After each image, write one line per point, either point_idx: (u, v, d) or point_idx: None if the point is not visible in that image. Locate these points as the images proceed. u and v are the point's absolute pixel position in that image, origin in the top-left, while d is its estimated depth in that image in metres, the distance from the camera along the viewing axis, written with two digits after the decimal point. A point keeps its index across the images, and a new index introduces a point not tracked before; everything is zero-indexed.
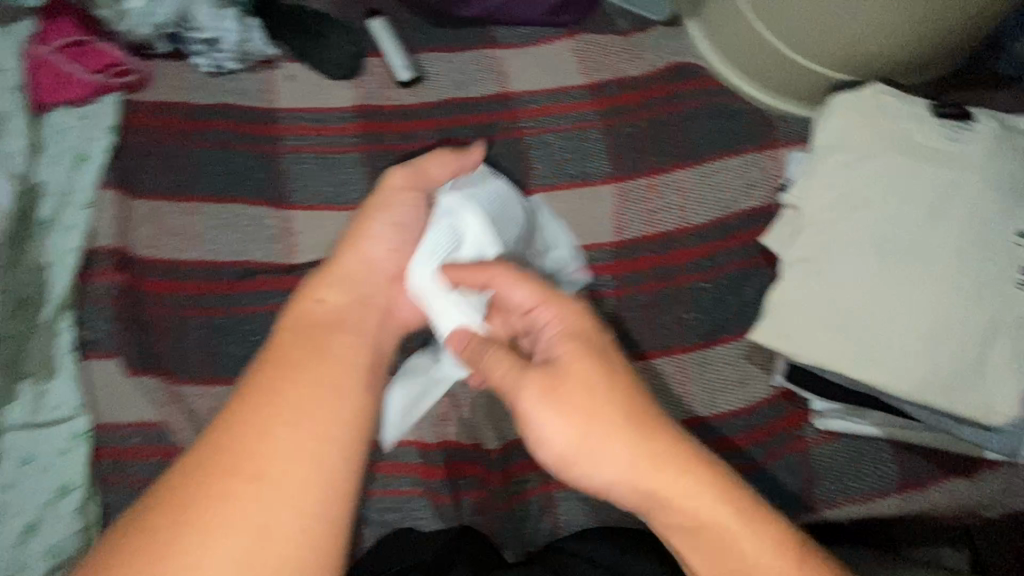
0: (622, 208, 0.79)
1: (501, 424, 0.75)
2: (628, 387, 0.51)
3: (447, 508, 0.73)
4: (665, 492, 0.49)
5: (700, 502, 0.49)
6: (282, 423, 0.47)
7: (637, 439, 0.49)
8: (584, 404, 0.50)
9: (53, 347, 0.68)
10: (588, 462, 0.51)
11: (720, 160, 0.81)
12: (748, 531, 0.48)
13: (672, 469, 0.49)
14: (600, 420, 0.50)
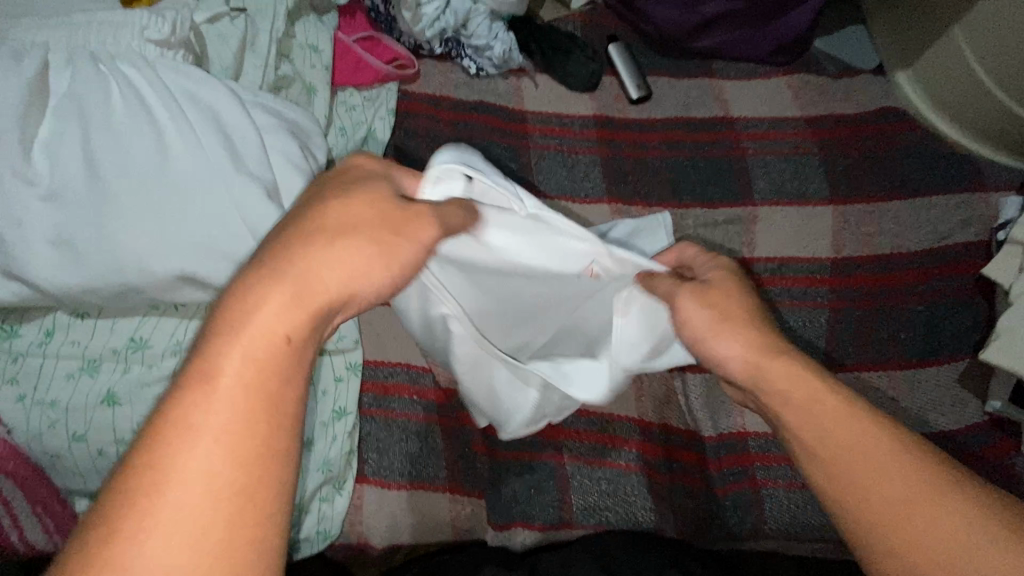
0: (839, 228, 0.85)
1: (716, 414, 0.80)
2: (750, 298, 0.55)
3: (661, 487, 0.77)
4: (831, 451, 0.46)
5: (872, 473, 0.44)
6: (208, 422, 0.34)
7: (751, 333, 0.52)
8: (768, 346, 0.51)
9: None
10: (715, 343, 0.53)
11: (934, 195, 0.86)
12: (865, 415, 0.46)
13: (840, 430, 0.46)
14: (728, 319, 0.53)
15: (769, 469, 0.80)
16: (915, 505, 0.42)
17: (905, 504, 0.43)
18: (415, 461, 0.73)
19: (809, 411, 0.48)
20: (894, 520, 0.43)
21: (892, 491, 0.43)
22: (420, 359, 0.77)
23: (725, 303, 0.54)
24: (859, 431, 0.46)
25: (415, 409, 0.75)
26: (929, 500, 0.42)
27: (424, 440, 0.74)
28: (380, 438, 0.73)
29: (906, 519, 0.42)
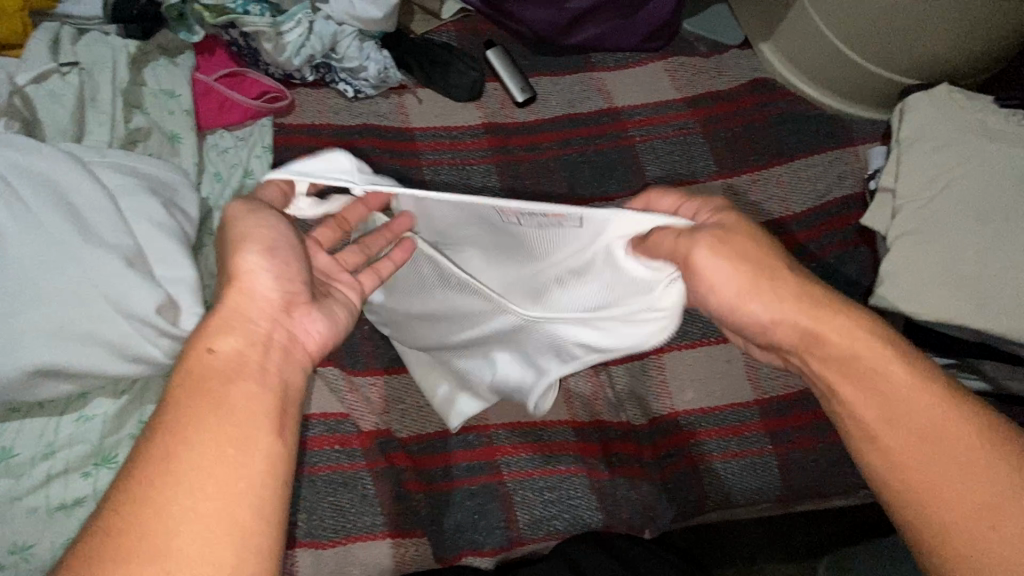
0: (731, 200, 0.89)
1: (645, 402, 0.81)
2: (787, 256, 0.52)
3: (605, 485, 0.77)
4: (901, 420, 0.47)
5: (934, 442, 0.46)
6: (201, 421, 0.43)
7: (801, 294, 0.50)
8: (820, 308, 0.49)
9: None
10: (755, 304, 0.51)
11: (811, 156, 0.91)
12: (909, 375, 0.48)
13: (901, 404, 0.47)
14: (767, 276, 0.50)
15: (706, 444, 0.80)
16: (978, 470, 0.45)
17: (970, 477, 0.45)
18: (347, 513, 0.70)
19: (867, 378, 0.49)
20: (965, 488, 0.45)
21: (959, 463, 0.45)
22: (337, 404, 0.73)
23: (767, 259, 0.51)
24: (932, 400, 0.47)
25: (339, 459, 0.71)
26: (988, 471, 0.45)
27: (353, 489, 0.70)
28: (304, 496, 0.70)
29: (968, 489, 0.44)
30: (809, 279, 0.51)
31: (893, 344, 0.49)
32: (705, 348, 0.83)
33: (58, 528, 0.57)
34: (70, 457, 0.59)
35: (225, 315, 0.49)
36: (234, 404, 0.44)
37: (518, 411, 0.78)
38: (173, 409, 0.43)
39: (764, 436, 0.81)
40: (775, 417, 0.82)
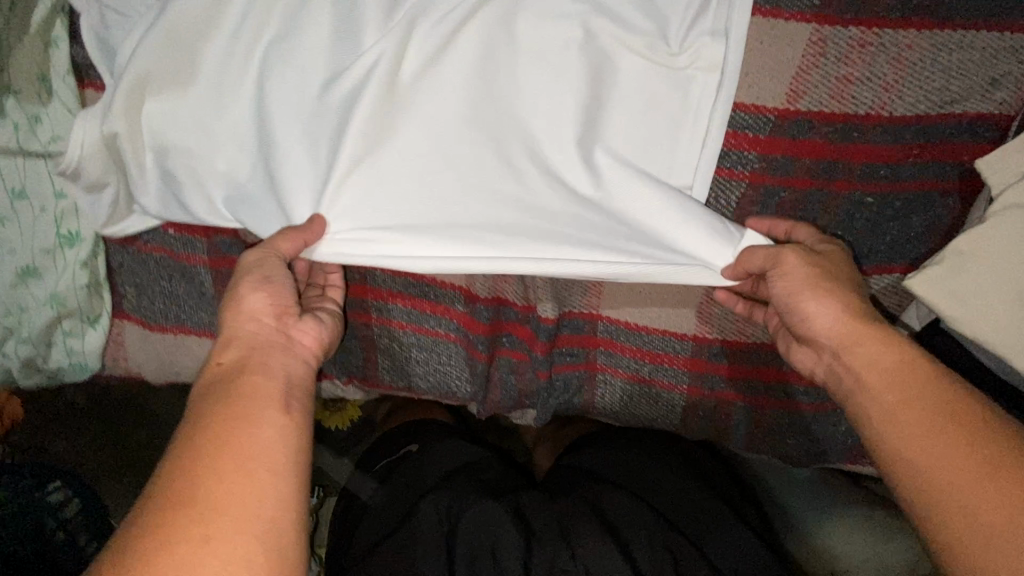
0: (810, 66, 0.57)
1: (563, 294, 0.66)
2: (916, 382, 0.46)
3: (479, 367, 0.68)
4: (851, 379, 0.50)
5: (900, 411, 0.46)
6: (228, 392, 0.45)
7: (907, 384, 0.46)
8: (222, 445, 0.41)
9: (45, 61, 0.53)
10: (883, 381, 0.48)
11: (973, 32, 0.56)
12: (928, 419, 0.44)
13: (906, 375, 0.47)
14: (914, 390, 0.46)
15: (616, 357, 0.69)
16: (917, 417, 0.45)
17: (957, 437, 0.43)
18: (181, 303, 0.61)
19: (897, 447, 0.45)
20: (883, 403, 0.47)
21: (958, 469, 0.42)
22: (158, 199, 0.56)
23: (238, 432, 0.42)
24: (922, 395, 0.46)
25: (175, 246, 0.59)
26: (965, 432, 0.43)
27: (191, 282, 0.60)
28: (133, 273, 0.60)
29: (957, 472, 0.42)
30: (913, 380, 0.46)
31: (888, 337, 0.49)
32: None
33: None
34: None
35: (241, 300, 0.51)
36: (241, 466, 0.40)
37: None
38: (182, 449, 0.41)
39: (684, 374, 0.68)
40: (708, 360, 0.67)
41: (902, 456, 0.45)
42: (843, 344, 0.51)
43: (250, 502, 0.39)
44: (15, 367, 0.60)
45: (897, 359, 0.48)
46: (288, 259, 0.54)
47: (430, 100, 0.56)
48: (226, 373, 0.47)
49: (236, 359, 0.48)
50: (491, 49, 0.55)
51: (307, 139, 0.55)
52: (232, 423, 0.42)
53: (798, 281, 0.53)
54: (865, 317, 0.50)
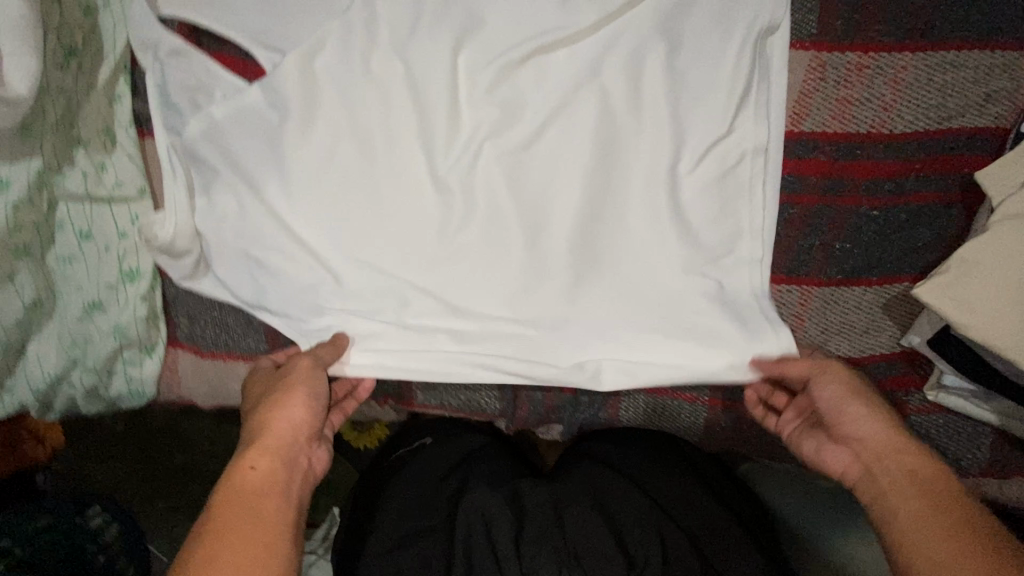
0: (810, 90, 0.61)
1: None
2: (934, 487, 0.50)
3: (507, 384, 0.71)
4: (879, 480, 0.53)
5: (911, 505, 0.50)
6: (244, 514, 0.47)
7: (925, 487, 0.50)
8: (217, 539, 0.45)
9: (110, 113, 0.58)
10: (900, 482, 0.52)
11: (966, 52, 0.59)
12: (942, 519, 0.48)
13: (933, 488, 0.50)
14: (929, 495, 0.50)
15: None
16: (932, 522, 0.48)
17: (955, 527, 0.47)
18: (230, 331, 0.65)
19: (911, 540, 0.48)
20: (895, 495, 0.51)
21: (949, 538, 0.46)
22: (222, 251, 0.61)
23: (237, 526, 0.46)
24: (941, 499, 0.49)
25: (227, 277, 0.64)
26: (977, 541, 0.46)
27: (240, 311, 0.65)
28: (186, 304, 0.64)
29: (950, 553, 0.46)
30: (930, 487, 0.50)
31: (919, 452, 0.53)
32: None
33: None
34: None
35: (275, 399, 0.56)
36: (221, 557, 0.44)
37: None
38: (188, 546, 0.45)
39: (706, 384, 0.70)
40: None
41: (906, 528, 0.49)
42: (867, 469, 0.55)
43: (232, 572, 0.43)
44: (79, 394, 0.65)
45: (936, 476, 0.51)
46: (317, 384, 0.57)
47: (462, 138, 0.62)
48: (254, 487, 0.49)
49: (261, 466, 0.51)
50: (518, 94, 0.61)
51: (350, 181, 0.61)
52: (233, 542, 0.45)
53: (847, 402, 0.57)
54: (908, 446, 0.54)
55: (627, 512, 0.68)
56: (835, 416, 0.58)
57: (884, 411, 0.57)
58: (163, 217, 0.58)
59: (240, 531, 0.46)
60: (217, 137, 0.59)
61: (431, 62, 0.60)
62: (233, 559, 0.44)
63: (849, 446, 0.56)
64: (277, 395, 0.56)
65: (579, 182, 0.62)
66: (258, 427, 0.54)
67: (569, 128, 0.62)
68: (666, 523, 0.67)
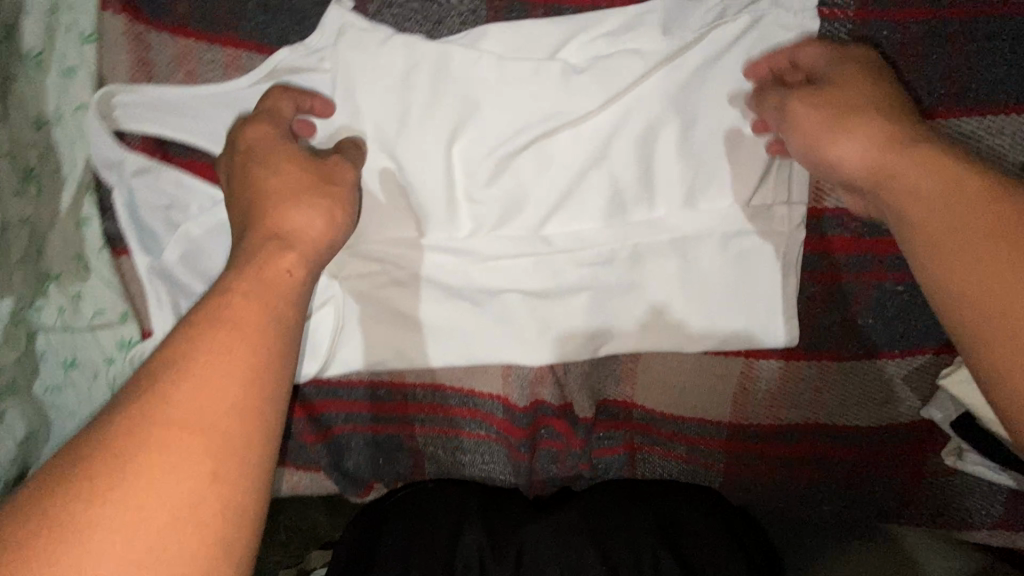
0: None
1: (596, 388, 0.68)
2: (965, 194, 0.44)
3: (523, 464, 0.70)
4: (920, 223, 0.46)
5: (944, 214, 0.44)
6: (236, 340, 0.36)
7: (972, 201, 0.43)
8: (190, 391, 0.34)
9: (80, 238, 0.54)
10: (945, 230, 0.44)
11: (1004, 117, 0.55)
12: (999, 236, 0.41)
13: (953, 189, 0.45)
14: (975, 215, 0.43)
15: (654, 439, 0.72)
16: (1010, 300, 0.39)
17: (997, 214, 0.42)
18: None
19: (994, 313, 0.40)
20: (934, 228, 0.45)
21: (993, 272, 0.41)
22: None
23: (221, 372, 0.35)
24: (1003, 204, 0.42)
25: None
26: (1004, 238, 0.41)
27: None
28: None
29: (992, 287, 0.40)
30: (977, 191, 0.43)
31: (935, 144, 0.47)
32: (694, 363, 0.64)
33: None
34: None
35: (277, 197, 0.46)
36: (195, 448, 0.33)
37: (444, 374, 0.64)
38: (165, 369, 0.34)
39: (720, 453, 0.71)
40: (744, 440, 0.70)
41: (950, 282, 0.43)
42: (878, 175, 0.49)
43: (206, 460, 0.32)
44: None
45: (956, 198, 0.44)
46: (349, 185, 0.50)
47: (463, 231, 0.57)
48: (273, 288, 0.41)
49: (298, 274, 0.43)
50: (520, 182, 0.57)
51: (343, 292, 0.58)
52: (201, 381, 0.34)
53: (851, 72, 0.50)
54: (904, 135, 0.48)
55: (620, 544, 0.61)
56: (822, 163, 0.52)
57: (895, 94, 0.50)
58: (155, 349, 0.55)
59: (248, 321, 0.38)
60: (199, 256, 0.54)
61: (424, 158, 0.56)
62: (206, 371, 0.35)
63: (863, 155, 0.49)
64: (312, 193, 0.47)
65: (588, 272, 0.58)
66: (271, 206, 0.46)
67: (577, 213, 0.57)
68: (660, 547, 0.60)
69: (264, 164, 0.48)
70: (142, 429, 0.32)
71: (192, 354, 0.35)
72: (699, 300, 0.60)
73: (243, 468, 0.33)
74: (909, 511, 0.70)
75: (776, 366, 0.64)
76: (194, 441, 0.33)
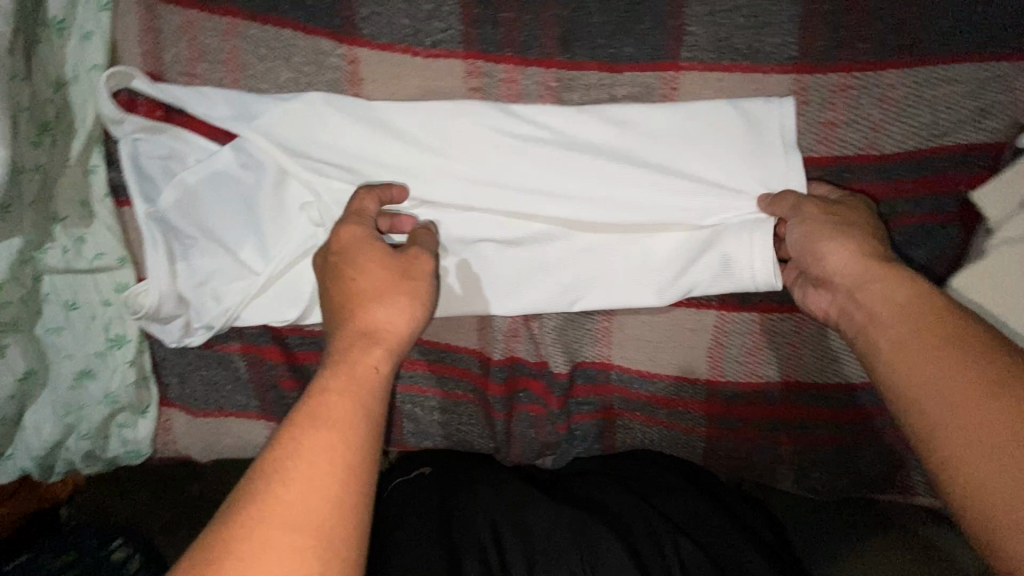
0: (796, 113, 0.59)
1: (573, 347, 0.68)
2: (931, 323, 0.46)
3: (499, 423, 0.70)
4: (859, 312, 0.51)
5: (951, 402, 0.42)
6: (346, 407, 0.44)
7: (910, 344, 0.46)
8: (285, 439, 0.42)
9: (86, 186, 0.59)
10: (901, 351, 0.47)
11: (958, 65, 0.56)
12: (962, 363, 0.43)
13: (941, 373, 0.43)
14: (916, 345, 0.46)
15: (632, 402, 0.70)
16: (948, 389, 0.43)
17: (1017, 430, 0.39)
18: (219, 389, 0.66)
19: (915, 412, 0.44)
20: (923, 376, 0.44)
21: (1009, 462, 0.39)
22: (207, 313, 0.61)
23: (327, 438, 0.42)
24: (953, 350, 0.44)
25: (212, 337, 0.64)
26: (937, 348, 0.45)
27: (227, 369, 0.65)
28: (176, 365, 0.65)
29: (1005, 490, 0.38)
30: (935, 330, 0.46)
31: (969, 338, 0.44)
32: (670, 317, 0.65)
33: None
34: None
35: (359, 280, 0.52)
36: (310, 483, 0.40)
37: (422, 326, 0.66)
38: (283, 433, 0.42)
39: (701, 417, 0.69)
40: (723, 401, 0.68)
41: (959, 466, 0.40)
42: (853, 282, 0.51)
43: (322, 485, 0.40)
44: (78, 458, 0.66)
45: (922, 336, 0.46)
46: (426, 277, 0.54)
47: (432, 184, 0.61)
48: (360, 377, 0.46)
49: (382, 368, 0.48)
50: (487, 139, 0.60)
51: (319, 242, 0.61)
52: (304, 474, 0.40)
53: (834, 233, 0.53)
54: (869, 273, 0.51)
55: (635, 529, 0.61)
56: (811, 259, 0.55)
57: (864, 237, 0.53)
58: (145, 288, 0.59)
59: (341, 418, 0.43)
60: (193, 204, 0.59)
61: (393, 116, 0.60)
62: (320, 460, 0.41)
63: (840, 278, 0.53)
64: (393, 282, 0.52)
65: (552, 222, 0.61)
66: (358, 292, 0.51)
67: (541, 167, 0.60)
68: (679, 533, 0.60)
69: (351, 258, 0.53)
70: (270, 489, 0.40)
71: (317, 406, 0.43)
72: (668, 252, 0.62)
73: (347, 499, 0.41)
74: (898, 478, 0.68)
75: (748, 319, 0.65)
76: (322, 469, 0.41)
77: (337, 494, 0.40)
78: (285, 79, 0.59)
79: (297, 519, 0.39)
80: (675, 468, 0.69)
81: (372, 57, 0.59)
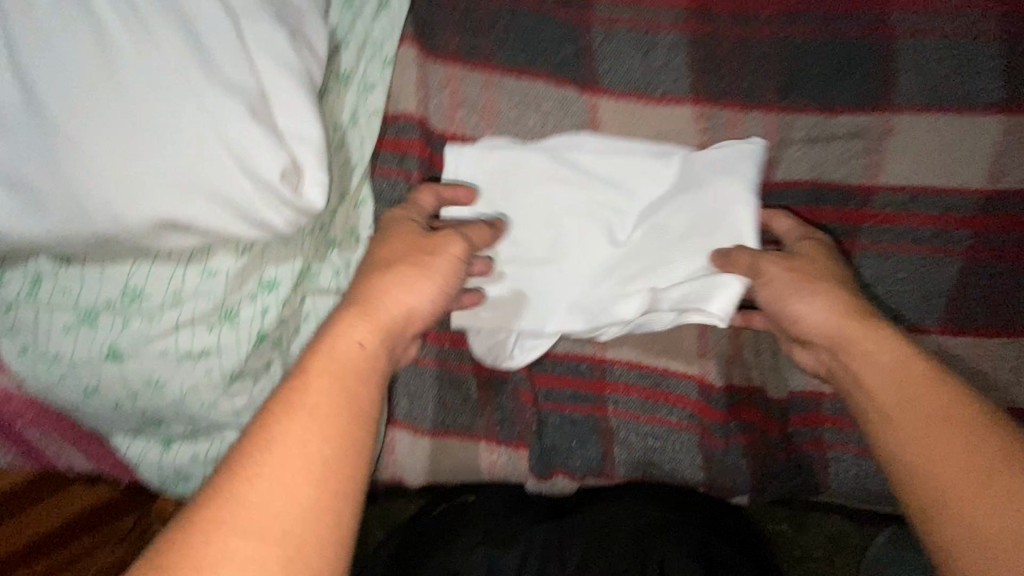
0: (1005, 149, 0.64)
1: (787, 373, 0.69)
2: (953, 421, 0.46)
3: (713, 451, 0.69)
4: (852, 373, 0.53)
5: (944, 476, 0.44)
6: (325, 388, 0.45)
7: (954, 455, 0.44)
8: (276, 434, 0.42)
9: (355, 219, 0.66)
10: (924, 455, 0.46)
11: None
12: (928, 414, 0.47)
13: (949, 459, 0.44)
14: (932, 440, 0.46)
15: (847, 433, 0.69)
16: (945, 469, 0.44)
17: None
18: (449, 409, 0.69)
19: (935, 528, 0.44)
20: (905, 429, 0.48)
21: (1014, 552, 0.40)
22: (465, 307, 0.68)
23: (310, 441, 0.42)
24: (968, 443, 0.44)
25: (449, 357, 0.69)
26: (963, 446, 0.44)
27: (458, 388, 0.69)
28: (410, 383, 0.69)
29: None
30: (947, 421, 0.46)
31: (931, 392, 0.47)
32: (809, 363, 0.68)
33: (191, 376, 0.58)
34: (197, 309, 0.57)
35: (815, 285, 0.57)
36: (285, 477, 0.41)
37: (642, 349, 0.69)
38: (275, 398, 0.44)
39: None
40: None
41: (949, 544, 0.43)
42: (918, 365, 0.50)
43: (294, 496, 0.40)
44: None
45: (932, 426, 0.46)
46: (455, 265, 0.56)
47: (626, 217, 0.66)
48: (339, 359, 0.47)
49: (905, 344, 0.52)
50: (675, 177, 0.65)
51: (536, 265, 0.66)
52: (298, 432, 0.43)
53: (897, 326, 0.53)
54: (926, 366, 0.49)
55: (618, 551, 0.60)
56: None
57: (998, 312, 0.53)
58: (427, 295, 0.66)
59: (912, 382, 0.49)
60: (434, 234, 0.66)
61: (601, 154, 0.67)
62: (917, 422, 0.47)
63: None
64: (375, 273, 0.54)
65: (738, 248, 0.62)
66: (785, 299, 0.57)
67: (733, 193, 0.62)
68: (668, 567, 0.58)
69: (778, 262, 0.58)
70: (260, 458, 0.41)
71: (304, 390, 0.45)
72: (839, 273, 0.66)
73: (341, 492, 0.42)
74: None
75: (970, 342, 0.66)
76: (311, 424, 0.43)
77: (334, 494, 0.42)
78: (534, 125, 0.68)
79: (294, 476, 0.41)
80: (695, 505, 0.66)
81: (610, 106, 0.68)
